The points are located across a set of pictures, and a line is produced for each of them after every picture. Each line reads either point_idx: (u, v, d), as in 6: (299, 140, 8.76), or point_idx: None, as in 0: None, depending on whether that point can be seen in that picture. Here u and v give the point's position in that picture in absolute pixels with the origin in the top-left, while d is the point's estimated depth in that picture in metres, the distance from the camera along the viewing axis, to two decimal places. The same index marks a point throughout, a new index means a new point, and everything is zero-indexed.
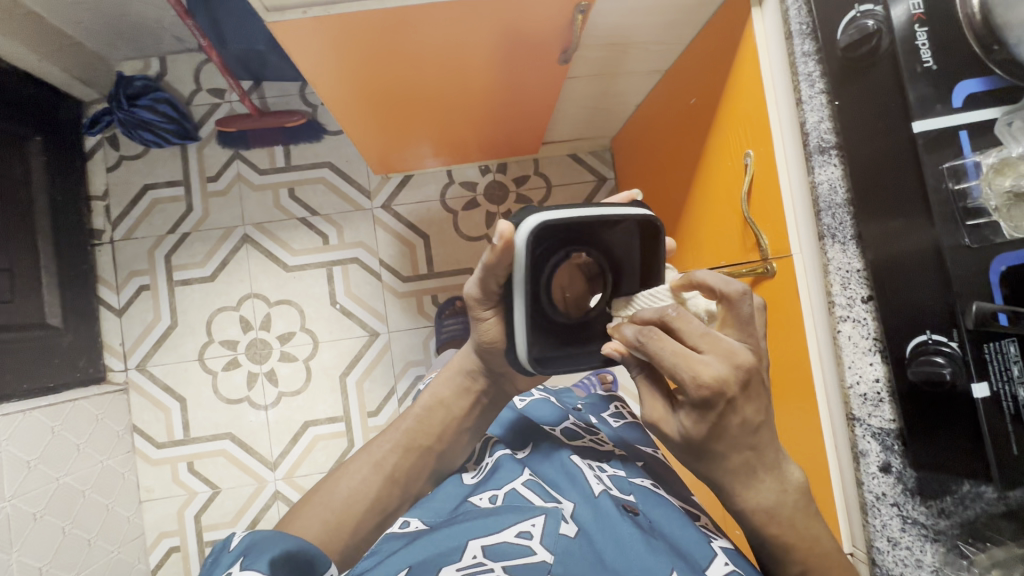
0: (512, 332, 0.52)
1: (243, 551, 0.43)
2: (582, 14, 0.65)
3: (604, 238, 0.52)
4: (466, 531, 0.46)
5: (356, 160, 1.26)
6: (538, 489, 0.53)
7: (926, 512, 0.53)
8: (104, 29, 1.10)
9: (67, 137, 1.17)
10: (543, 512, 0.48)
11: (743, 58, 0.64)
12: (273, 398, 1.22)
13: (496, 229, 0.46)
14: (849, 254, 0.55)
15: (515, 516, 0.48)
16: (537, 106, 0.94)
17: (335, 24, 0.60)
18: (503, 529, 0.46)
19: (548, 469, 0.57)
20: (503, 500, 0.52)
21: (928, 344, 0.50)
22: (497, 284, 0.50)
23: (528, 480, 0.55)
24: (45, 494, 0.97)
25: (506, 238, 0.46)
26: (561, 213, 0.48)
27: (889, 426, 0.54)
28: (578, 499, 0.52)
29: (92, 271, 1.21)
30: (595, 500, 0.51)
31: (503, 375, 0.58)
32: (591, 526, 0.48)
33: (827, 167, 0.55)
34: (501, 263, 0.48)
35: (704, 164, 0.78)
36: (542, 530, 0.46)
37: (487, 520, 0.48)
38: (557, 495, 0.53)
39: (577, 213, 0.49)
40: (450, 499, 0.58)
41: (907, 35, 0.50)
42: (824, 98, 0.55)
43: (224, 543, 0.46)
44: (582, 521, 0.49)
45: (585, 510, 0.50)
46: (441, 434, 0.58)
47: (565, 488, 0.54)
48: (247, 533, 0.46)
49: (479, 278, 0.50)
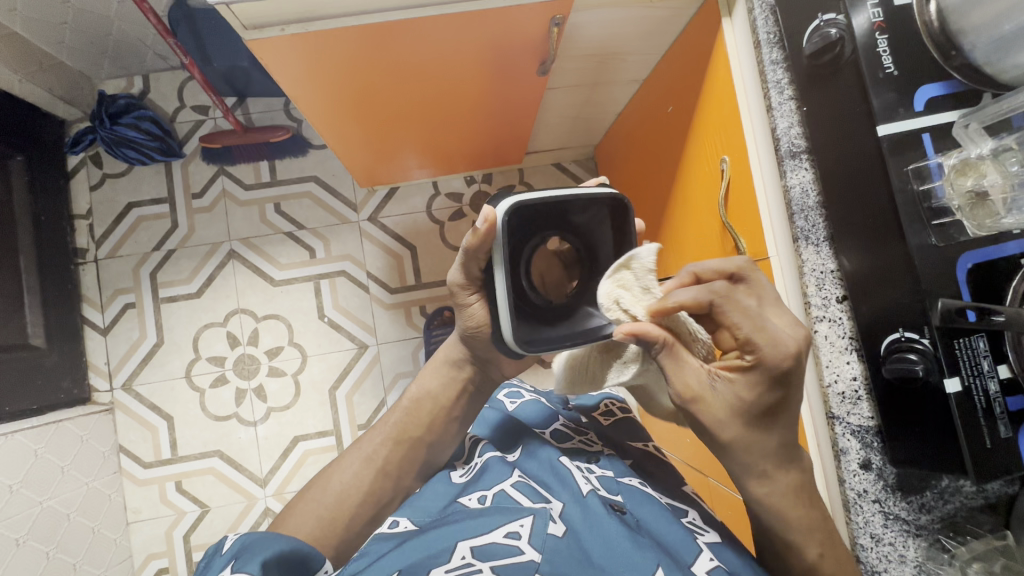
0: (496, 315, 0.54)
1: (234, 555, 0.43)
2: (557, 27, 0.66)
3: (578, 224, 0.55)
4: (447, 535, 0.46)
5: (341, 173, 1.27)
6: (527, 490, 0.52)
7: (907, 507, 0.54)
8: (86, 48, 1.10)
9: (49, 157, 1.17)
10: (531, 512, 0.48)
11: (715, 66, 0.66)
12: (262, 414, 1.21)
13: (480, 213, 0.49)
14: (822, 255, 0.56)
15: (503, 517, 0.48)
16: (519, 115, 0.94)
17: (314, 41, 0.60)
18: (492, 530, 0.46)
19: (537, 469, 0.57)
20: (492, 500, 0.51)
21: (902, 341, 0.51)
22: (479, 268, 0.53)
23: (517, 482, 0.54)
24: (28, 519, 0.95)
25: (490, 221, 0.49)
26: (536, 197, 0.51)
27: (868, 423, 0.55)
28: (568, 499, 0.52)
29: (76, 290, 1.20)
30: (583, 500, 0.51)
31: (488, 362, 0.61)
32: (579, 525, 0.48)
33: (799, 171, 0.56)
34: (481, 247, 0.51)
35: (682, 171, 0.80)
36: (531, 529, 0.46)
37: (475, 522, 0.47)
38: (547, 495, 0.53)
39: (551, 195, 0.51)
40: (437, 498, 0.55)
41: (868, 42, 0.52)
42: (793, 104, 0.57)
43: (216, 549, 0.46)
44: (570, 520, 0.49)
45: (574, 510, 0.50)
46: (430, 423, 0.60)
47: (555, 489, 0.54)
48: (239, 536, 0.45)
49: (463, 263, 0.54)
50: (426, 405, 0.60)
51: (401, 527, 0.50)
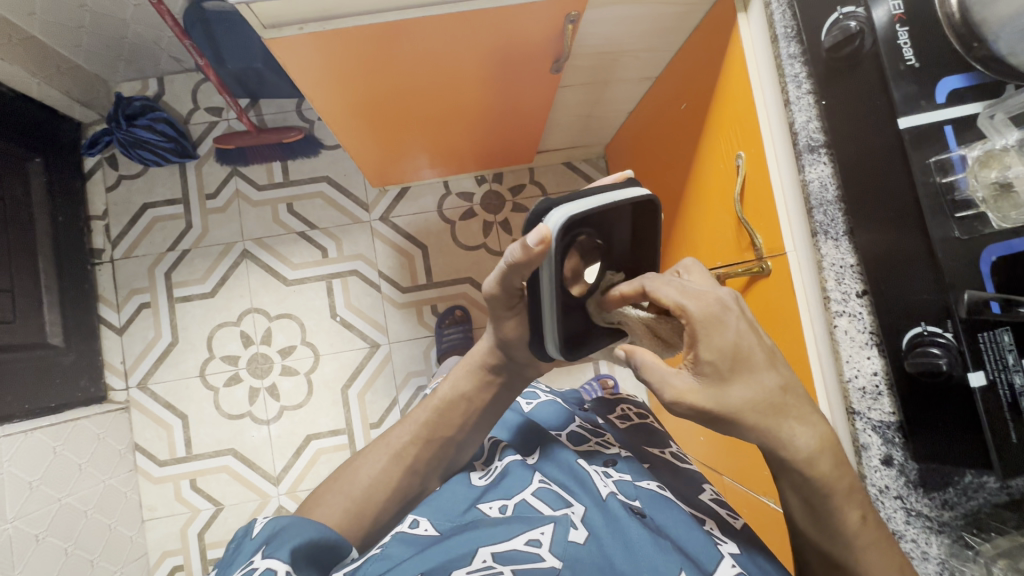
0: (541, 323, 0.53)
1: (264, 541, 0.44)
2: (572, 24, 0.66)
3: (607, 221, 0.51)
4: (475, 537, 0.45)
5: (353, 173, 1.28)
6: (549, 497, 0.51)
7: (930, 504, 0.53)
8: (102, 51, 1.12)
9: (66, 158, 1.18)
10: (552, 519, 0.48)
11: (732, 62, 0.66)
12: (275, 412, 1.22)
13: (537, 232, 0.44)
14: (841, 249, 0.55)
15: (523, 525, 0.47)
16: (532, 114, 0.94)
17: (332, 40, 0.61)
18: (512, 538, 0.45)
19: (557, 472, 0.57)
20: (513, 510, 0.50)
21: (924, 335, 0.51)
22: (520, 280, 0.50)
23: (538, 488, 0.53)
24: (47, 516, 0.96)
25: (547, 241, 0.44)
26: (579, 206, 0.47)
27: (889, 418, 0.54)
28: (589, 503, 0.51)
29: (92, 290, 1.21)
30: (604, 503, 0.51)
31: (522, 367, 0.60)
32: (601, 530, 0.48)
33: (818, 166, 0.55)
34: (528, 263, 0.47)
35: (696, 169, 0.80)
36: (551, 538, 0.46)
37: (497, 528, 0.47)
38: (568, 499, 0.52)
39: (593, 204, 0.48)
40: (459, 500, 0.54)
41: (889, 35, 0.52)
42: (811, 98, 0.56)
43: (246, 530, 0.48)
44: (592, 524, 0.48)
45: (596, 514, 0.49)
46: (462, 423, 0.60)
47: (575, 491, 0.53)
48: (270, 521, 0.46)
49: (504, 275, 0.50)
50: (452, 403, 0.60)
51: (421, 530, 0.49)
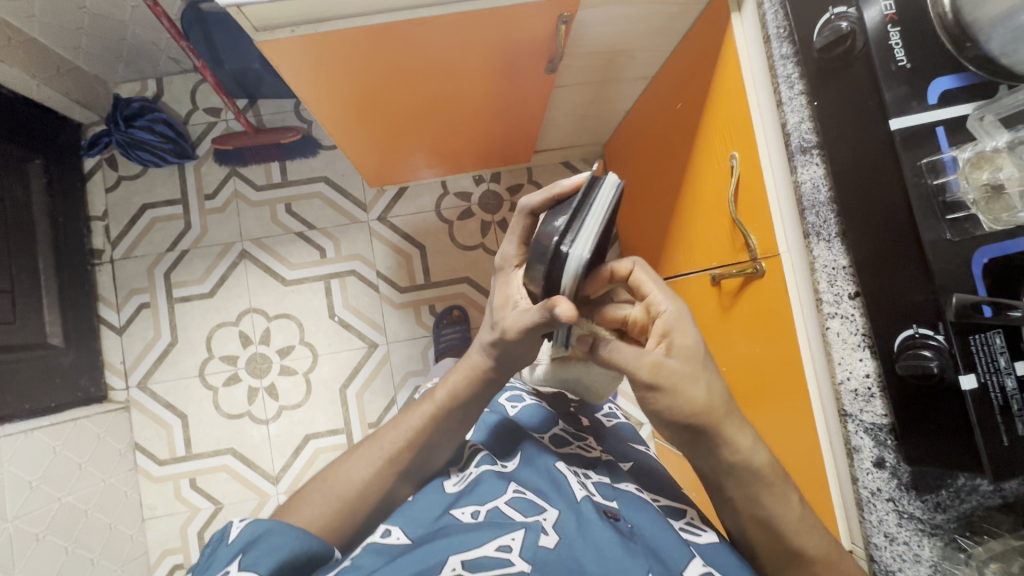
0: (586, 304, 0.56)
1: (242, 547, 0.45)
2: (565, 24, 0.66)
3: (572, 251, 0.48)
4: (448, 546, 0.45)
5: (351, 173, 1.28)
6: (522, 504, 0.51)
7: (923, 506, 0.53)
8: (101, 52, 1.12)
9: (66, 159, 1.19)
10: (522, 526, 0.47)
11: (725, 61, 0.66)
12: (274, 412, 1.22)
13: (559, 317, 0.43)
14: (834, 251, 0.55)
15: (495, 530, 0.47)
16: (526, 114, 0.94)
17: (324, 42, 0.61)
18: (482, 544, 0.45)
19: (534, 478, 0.56)
20: (485, 516, 0.50)
21: (915, 337, 0.51)
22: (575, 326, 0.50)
23: (512, 497, 0.52)
24: (47, 514, 0.97)
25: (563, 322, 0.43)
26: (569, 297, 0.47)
27: (881, 420, 0.54)
28: (563, 507, 0.51)
29: (93, 291, 1.22)
30: (578, 507, 0.50)
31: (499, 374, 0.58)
32: (572, 533, 0.47)
33: (810, 167, 0.56)
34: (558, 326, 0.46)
35: (691, 170, 0.80)
36: (522, 543, 0.45)
37: (468, 535, 0.46)
38: (542, 504, 0.51)
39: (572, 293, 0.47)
40: (434, 507, 0.54)
41: (880, 35, 0.51)
42: (803, 98, 0.56)
43: (223, 534, 0.47)
44: (564, 530, 0.48)
45: (568, 518, 0.49)
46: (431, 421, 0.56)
47: (550, 496, 0.53)
48: (247, 526, 0.47)
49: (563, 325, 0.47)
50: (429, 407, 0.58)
51: (393, 538, 0.49)
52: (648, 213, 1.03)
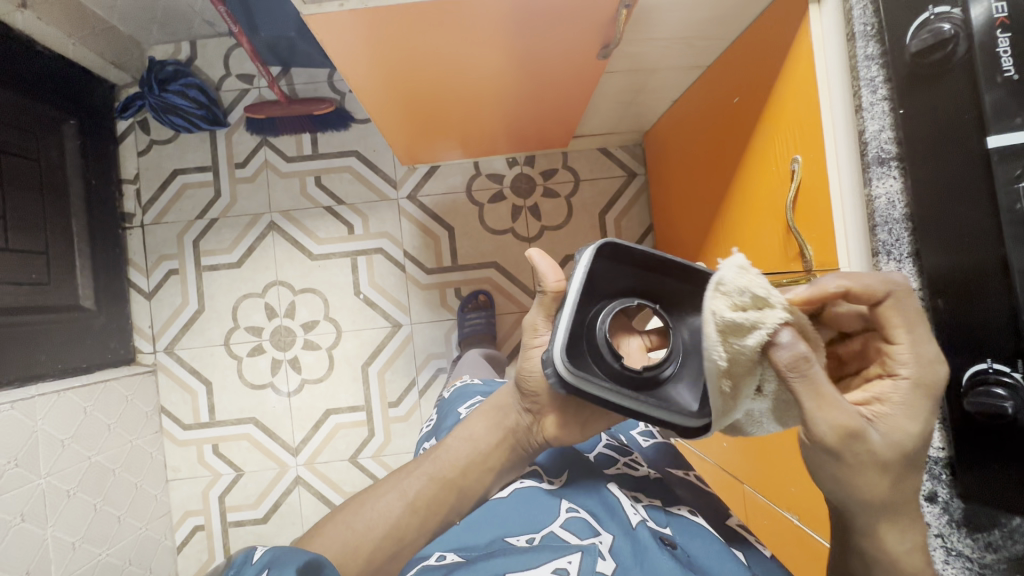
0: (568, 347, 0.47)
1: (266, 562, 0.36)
2: (626, 9, 0.62)
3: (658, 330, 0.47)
4: (503, 565, 0.44)
5: (383, 149, 1.25)
6: (577, 526, 0.50)
7: (972, 546, 0.52)
8: (136, 12, 1.10)
9: (100, 121, 1.18)
10: (579, 549, 0.46)
11: (796, 57, 0.61)
12: (296, 384, 1.23)
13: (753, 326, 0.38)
14: (904, 272, 0.53)
15: (550, 552, 0.46)
16: (569, 100, 0.91)
17: (372, 18, 0.57)
18: (538, 565, 0.44)
19: (583, 496, 0.55)
20: (540, 541, 0.49)
21: (988, 373, 0.47)
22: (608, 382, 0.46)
23: (567, 518, 0.52)
24: (77, 473, 0.99)
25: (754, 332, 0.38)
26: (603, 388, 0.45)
27: (938, 453, 0.52)
28: (617, 531, 0.50)
29: (124, 254, 1.23)
30: (634, 533, 0.50)
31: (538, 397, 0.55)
32: (630, 562, 0.46)
33: (886, 180, 0.53)
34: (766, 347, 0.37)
35: (744, 169, 0.76)
36: (579, 567, 0.44)
37: (523, 556, 0.45)
38: (596, 526, 0.51)
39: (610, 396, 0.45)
40: (483, 528, 0.53)
41: (988, 40, 0.44)
42: (886, 105, 0.53)
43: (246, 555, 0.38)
44: (621, 556, 0.47)
45: (625, 544, 0.48)
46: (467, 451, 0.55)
47: (603, 518, 0.52)
48: (270, 546, 0.38)
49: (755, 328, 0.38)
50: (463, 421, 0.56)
51: (447, 560, 0.49)
52: (691, 209, 0.99)
